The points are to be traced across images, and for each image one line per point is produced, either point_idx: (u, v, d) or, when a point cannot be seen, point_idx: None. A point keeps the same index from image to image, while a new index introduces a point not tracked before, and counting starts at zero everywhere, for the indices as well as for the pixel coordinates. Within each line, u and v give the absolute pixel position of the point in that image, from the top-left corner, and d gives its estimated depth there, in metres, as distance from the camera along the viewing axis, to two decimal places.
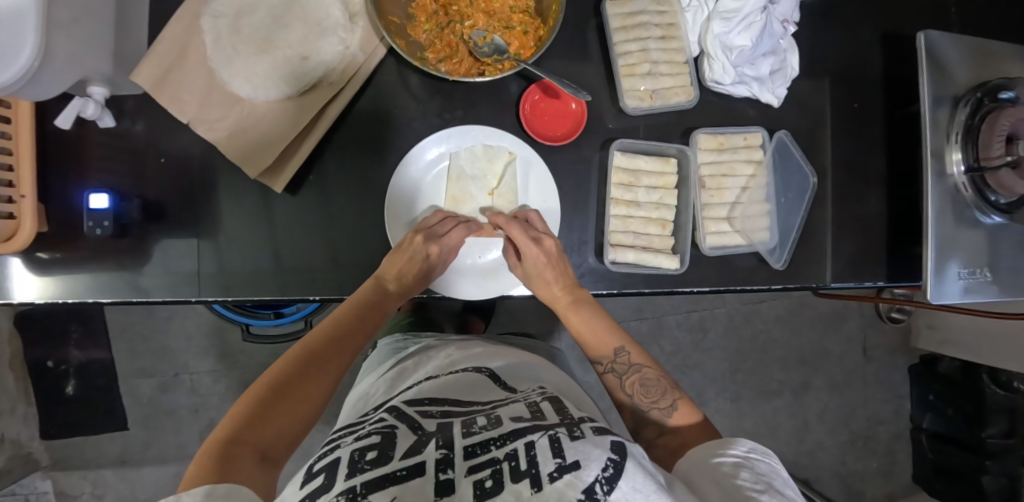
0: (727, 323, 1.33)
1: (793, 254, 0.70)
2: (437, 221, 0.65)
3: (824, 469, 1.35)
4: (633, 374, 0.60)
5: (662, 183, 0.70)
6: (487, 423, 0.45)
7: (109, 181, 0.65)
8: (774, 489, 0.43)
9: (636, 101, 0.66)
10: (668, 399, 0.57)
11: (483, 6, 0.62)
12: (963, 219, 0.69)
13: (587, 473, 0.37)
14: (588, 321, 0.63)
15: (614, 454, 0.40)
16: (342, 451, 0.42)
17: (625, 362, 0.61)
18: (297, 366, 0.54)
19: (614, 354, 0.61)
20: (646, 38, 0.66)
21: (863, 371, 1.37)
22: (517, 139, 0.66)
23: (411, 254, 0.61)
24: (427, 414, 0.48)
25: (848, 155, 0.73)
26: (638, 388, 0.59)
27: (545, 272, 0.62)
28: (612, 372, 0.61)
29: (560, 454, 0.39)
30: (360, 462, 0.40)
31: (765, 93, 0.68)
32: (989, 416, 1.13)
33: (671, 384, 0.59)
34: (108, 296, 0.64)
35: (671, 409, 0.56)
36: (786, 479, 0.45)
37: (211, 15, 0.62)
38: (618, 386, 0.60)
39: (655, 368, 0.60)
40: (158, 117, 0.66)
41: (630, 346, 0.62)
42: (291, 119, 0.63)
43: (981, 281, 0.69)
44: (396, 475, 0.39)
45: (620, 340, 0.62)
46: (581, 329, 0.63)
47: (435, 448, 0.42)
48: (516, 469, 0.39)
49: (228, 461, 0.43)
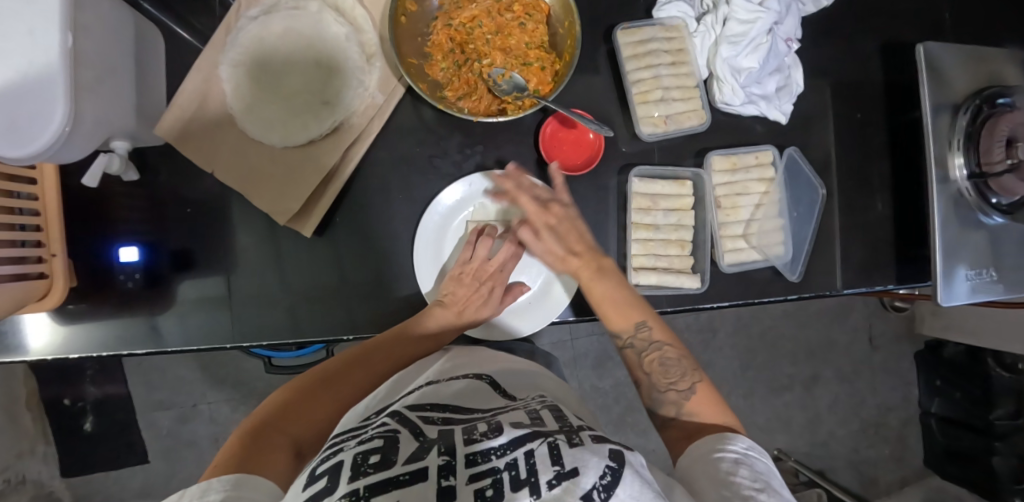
0: (735, 322, 1.36)
1: (807, 264, 0.72)
2: (485, 248, 0.66)
3: (837, 459, 1.38)
4: (652, 352, 0.58)
5: (679, 205, 0.70)
6: (487, 430, 0.46)
7: (136, 233, 0.66)
8: (772, 488, 0.43)
9: (651, 127, 0.67)
10: (686, 381, 0.56)
11: (499, 43, 0.63)
12: (967, 222, 0.72)
13: (585, 480, 0.38)
14: (609, 292, 0.61)
15: (612, 461, 0.41)
16: (345, 455, 0.42)
17: (645, 339, 0.59)
18: (338, 369, 0.57)
19: (634, 328, 0.59)
20: (656, 65, 0.67)
21: (869, 361, 1.40)
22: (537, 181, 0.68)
23: (466, 286, 0.64)
24: (429, 420, 0.47)
25: (853, 164, 0.76)
26: (657, 367, 0.57)
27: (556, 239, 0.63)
28: (631, 347, 0.60)
29: (559, 461, 0.40)
30: (363, 466, 0.40)
31: (772, 110, 0.70)
32: (996, 399, 1.17)
33: (692, 365, 0.57)
34: (141, 347, 0.65)
35: (690, 392, 0.55)
36: (782, 477, 0.46)
37: (229, 64, 0.63)
38: (637, 363, 0.59)
39: (677, 348, 0.58)
40: (181, 166, 0.67)
41: (653, 321, 0.60)
42: (312, 164, 0.64)
43: (988, 280, 0.72)
44: (397, 479, 0.38)
45: (643, 315, 0.60)
46: (602, 297, 0.61)
47: (437, 454, 0.42)
48: (515, 479, 0.39)
49: (253, 452, 0.44)
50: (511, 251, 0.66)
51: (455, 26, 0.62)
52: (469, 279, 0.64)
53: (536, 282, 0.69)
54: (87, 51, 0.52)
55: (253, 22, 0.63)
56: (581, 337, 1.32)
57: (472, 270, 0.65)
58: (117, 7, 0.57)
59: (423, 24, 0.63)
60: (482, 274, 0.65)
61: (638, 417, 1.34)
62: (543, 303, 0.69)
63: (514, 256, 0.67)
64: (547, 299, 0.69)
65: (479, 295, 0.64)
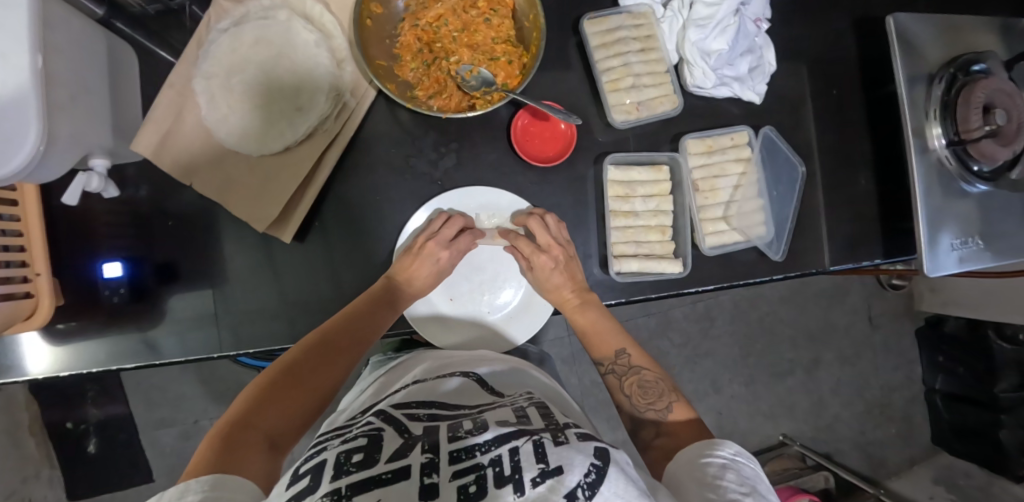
0: (732, 309, 1.35)
1: (791, 243, 0.72)
2: (452, 229, 0.65)
3: (844, 441, 1.36)
4: (632, 375, 0.61)
5: (657, 190, 0.70)
6: (472, 428, 0.46)
7: (120, 248, 0.66)
8: (758, 494, 0.43)
9: (624, 115, 0.67)
10: (664, 401, 0.58)
11: (466, 40, 0.63)
12: (951, 191, 0.72)
13: (569, 478, 0.38)
14: (596, 320, 0.65)
15: (597, 459, 0.41)
16: (328, 454, 0.43)
17: (625, 364, 0.63)
18: (311, 352, 0.57)
19: (615, 356, 0.63)
20: (626, 52, 0.68)
21: (871, 342, 1.39)
22: (514, 196, 0.67)
23: (426, 259, 0.63)
24: (414, 417, 0.48)
25: (833, 141, 0.75)
26: (636, 389, 0.60)
27: (553, 275, 0.65)
28: (612, 373, 0.63)
29: (543, 459, 0.40)
30: (346, 465, 0.40)
31: (745, 92, 0.70)
32: (1000, 371, 1.15)
33: (670, 387, 0.60)
34: (131, 362, 0.65)
35: (667, 412, 0.57)
36: (768, 481, 0.46)
37: (202, 76, 0.64)
38: (617, 387, 0.61)
39: (656, 372, 0.61)
40: (161, 180, 0.67)
41: (632, 349, 0.64)
42: (288, 171, 0.64)
43: (975, 249, 0.72)
44: (380, 478, 0.38)
45: (622, 343, 0.64)
46: (587, 328, 0.65)
47: (420, 452, 0.42)
48: (499, 475, 0.39)
49: (232, 450, 0.45)
50: (468, 239, 0.66)
51: (422, 27, 0.63)
52: (427, 250, 0.63)
53: (519, 290, 0.68)
54: (59, 70, 0.53)
55: (224, 34, 0.64)
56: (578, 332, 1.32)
57: (428, 244, 0.64)
58: (88, 26, 0.57)
59: (390, 26, 0.63)
60: (439, 247, 0.64)
61: None
62: (524, 318, 0.68)
63: (467, 236, 0.65)
64: (531, 307, 0.68)
65: (430, 265, 0.64)
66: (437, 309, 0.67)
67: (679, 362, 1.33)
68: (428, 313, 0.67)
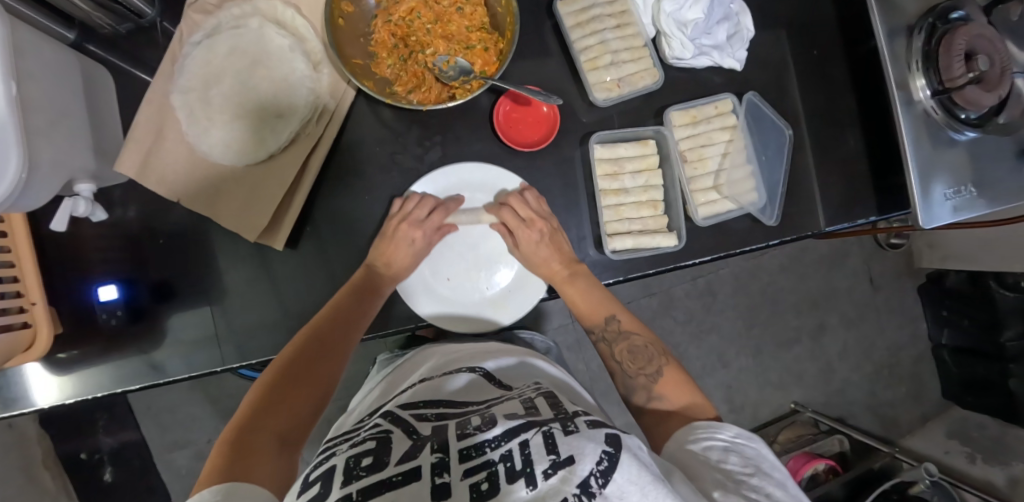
0: (733, 282, 1.35)
1: (784, 207, 0.72)
2: (425, 208, 0.64)
3: (855, 404, 1.37)
4: (621, 342, 0.63)
5: (645, 165, 0.70)
6: (481, 423, 0.46)
7: (114, 271, 0.66)
8: (762, 471, 0.47)
9: (605, 92, 0.67)
10: (654, 365, 0.60)
11: (440, 31, 0.63)
12: (939, 141, 0.72)
13: (581, 467, 0.38)
14: (585, 290, 0.65)
15: (609, 447, 0.41)
16: (337, 459, 0.43)
17: (615, 330, 0.64)
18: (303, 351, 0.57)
19: (604, 323, 0.65)
20: (602, 30, 0.67)
21: (874, 303, 1.39)
22: (501, 171, 0.66)
23: (404, 241, 0.62)
24: (422, 417, 0.48)
25: (817, 102, 0.75)
26: (626, 355, 0.62)
27: (539, 248, 0.64)
28: (603, 341, 0.65)
29: (555, 450, 0.40)
30: (355, 469, 0.40)
31: (726, 59, 0.69)
32: (1004, 321, 1.15)
33: (659, 352, 0.62)
34: (135, 383, 0.65)
35: (657, 376, 0.60)
36: (766, 454, 0.50)
37: (179, 91, 0.63)
38: (608, 355, 0.64)
39: (644, 336, 0.63)
40: (149, 199, 0.67)
41: (621, 315, 0.65)
42: (274, 179, 0.64)
43: (968, 197, 0.72)
44: (390, 481, 0.38)
45: (613, 310, 0.65)
46: (576, 298, 0.65)
47: (430, 452, 0.42)
48: (511, 470, 0.39)
49: (240, 456, 0.45)
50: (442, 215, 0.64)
51: (395, 21, 0.62)
52: (403, 232, 0.62)
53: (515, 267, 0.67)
54: (34, 96, 0.53)
55: (198, 47, 0.64)
56: None
57: (405, 225, 0.63)
58: (59, 50, 0.57)
59: (363, 24, 0.62)
60: (415, 228, 0.63)
61: None
62: (522, 291, 0.67)
63: (440, 210, 0.65)
64: (528, 282, 0.67)
65: (407, 247, 0.63)
66: (434, 290, 0.66)
67: (685, 339, 1.33)
68: (425, 291, 0.65)
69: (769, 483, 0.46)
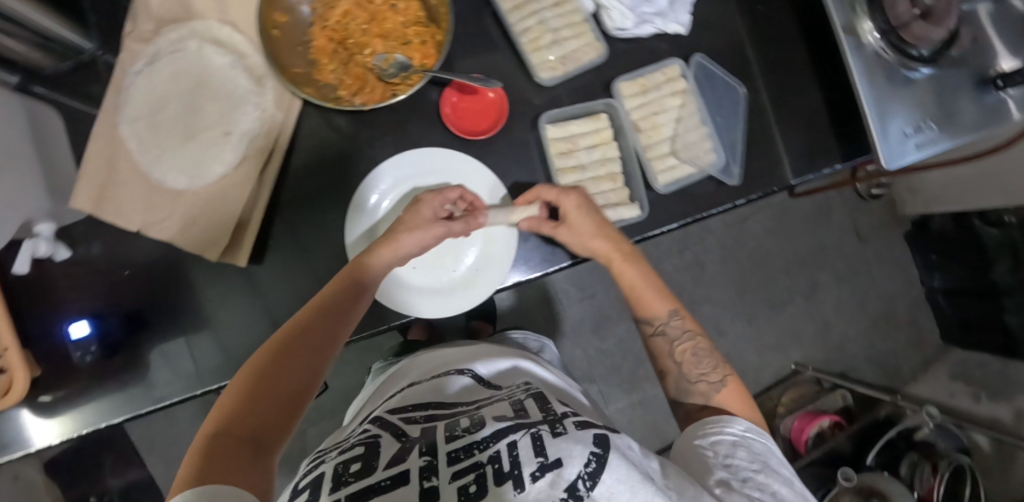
0: (720, 251, 1.34)
1: (746, 166, 0.71)
2: (437, 196, 0.61)
3: (856, 358, 1.36)
4: (685, 342, 0.61)
5: (599, 140, 0.69)
6: (469, 425, 0.45)
7: (86, 308, 0.66)
8: (769, 468, 0.48)
9: (549, 71, 0.67)
10: (718, 374, 0.59)
11: (376, 31, 0.63)
12: (895, 80, 0.71)
13: (568, 471, 0.39)
14: (639, 278, 0.64)
15: (596, 448, 0.41)
16: (326, 466, 0.43)
17: (677, 328, 0.62)
18: (291, 336, 0.52)
19: (666, 317, 0.62)
20: (539, 10, 0.67)
21: (863, 256, 1.38)
22: (450, 150, 0.66)
23: (417, 230, 0.59)
24: (411, 420, 0.48)
25: (767, 57, 0.75)
26: (687, 357, 0.60)
27: (587, 226, 0.62)
28: (660, 335, 0.62)
29: (542, 452, 0.40)
30: (344, 475, 0.40)
31: (669, 25, 0.69)
32: (991, 257, 1.13)
33: (721, 359, 0.61)
34: (119, 416, 0.64)
35: (720, 385, 0.58)
36: (777, 453, 0.51)
37: (126, 121, 0.63)
38: (666, 351, 0.61)
39: (707, 340, 0.61)
40: (111, 232, 0.67)
41: (685, 314, 0.63)
42: (230, 197, 0.64)
43: (930, 134, 0.71)
44: (378, 485, 0.39)
45: (675, 304, 0.63)
46: (633, 284, 0.64)
47: (418, 455, 0.41)
48: (499, 472, 0.39)
49: (219, 455, 0.41)
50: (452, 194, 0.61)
51: (331, 27, 0.63)
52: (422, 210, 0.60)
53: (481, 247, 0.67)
54: None
55: (140, 75, 0.64)
56: (571, 304, 1.32)
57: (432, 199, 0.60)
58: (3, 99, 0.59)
59: (299, 33, 0.62)
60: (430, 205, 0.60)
61: (649, 368, 1.34)
62: (489, 267, 0.66)
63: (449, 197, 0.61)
64: (495, 258, 0.66)
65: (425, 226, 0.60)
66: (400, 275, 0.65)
67: None
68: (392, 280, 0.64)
69: (776, 478, 0.47)
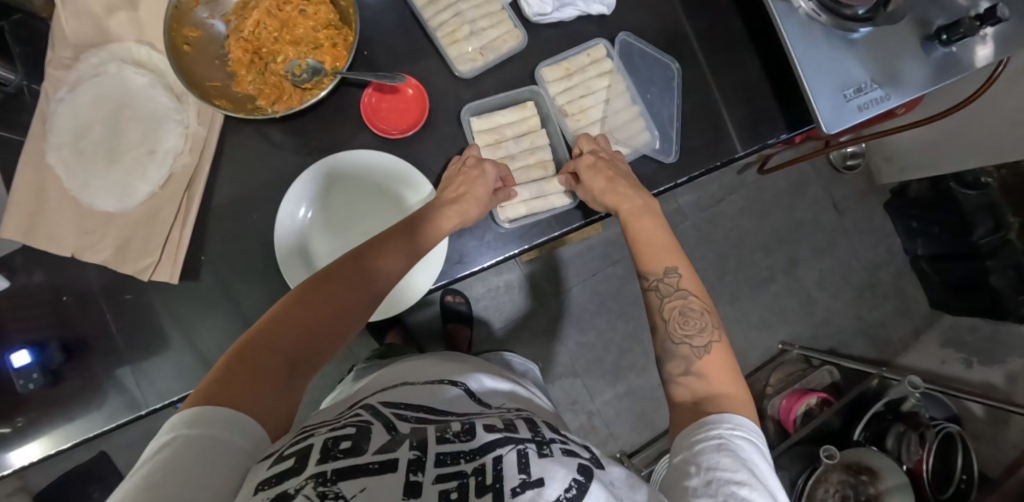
0: (696, 235, 1.31)
1: (683, 143, 0.70)
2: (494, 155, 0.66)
3: (844, 332, 1.33)
4: (676, 299, 0.53)
5: (527, 128, 0.70)
6: (461, 430, 0.39)
7: (29, 337, 0.65)
8: (757, 479, 0.38)
9: (469, 63, 0.67)
10: (704, 338, 0.51)
11: (288, 37, 0.64)
12: (831, 44, 0.68)
13: (548, 492, 0.34)
14: (651, 234, 0.58)
15: (580, 475, 0.37)
16: (316, 437, 0.36)
17: (672, 284, 0.54)
18: (299, 308, 0.47)
19: (663, 273, 0.55)
20: (454, 3, 0.67)
21: (843, 227, 1.35)
22: (383, 151, 0.64)
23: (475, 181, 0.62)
24: (402, 417, 0.41)
25: (702, 28, 0.72)
26: (675, 315, 0.52)
27: (603, 179, 0.62)
28: (655, 291, 0.54)
29: (525, 470, 0.35)
30: (334, 451, 0.34)
31: (591, 6, 0.68)
32: (972, 219, 1.10)
33: (715, 323, 0.52)
34: (67, 441, 0.64)
35: (706, 349, 0.50)
36: (770, 464, 0.41)
37: (52, 149, 0.63)
38: (656, 309, 0.54)
39: (703, 301, 0.53)
40: (47, 260, 0.66)
41: (684, 270, 0.55)
42: (157, 217, 0.64)
43: (873, 96, 0.68)
44: (366, 467, 0.33)
45: (677, 262, 0.55)
46: (642, 236, 0.58)
47: (409, 447, 0.36)
48: (481, 484, 0.34)
49: (211, 434, 0.35)
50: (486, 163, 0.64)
51: (245, 37, 0.62)
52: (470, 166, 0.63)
53: None
54: None
55: (63, 103, 0.64)
56: (548, 300, 1.30)
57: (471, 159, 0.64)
58: None
59: (216, 46, 0.62)
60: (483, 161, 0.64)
61: (632, 359, 1.32)
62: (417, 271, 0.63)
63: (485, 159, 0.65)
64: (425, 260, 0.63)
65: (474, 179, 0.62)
66: None
67: None
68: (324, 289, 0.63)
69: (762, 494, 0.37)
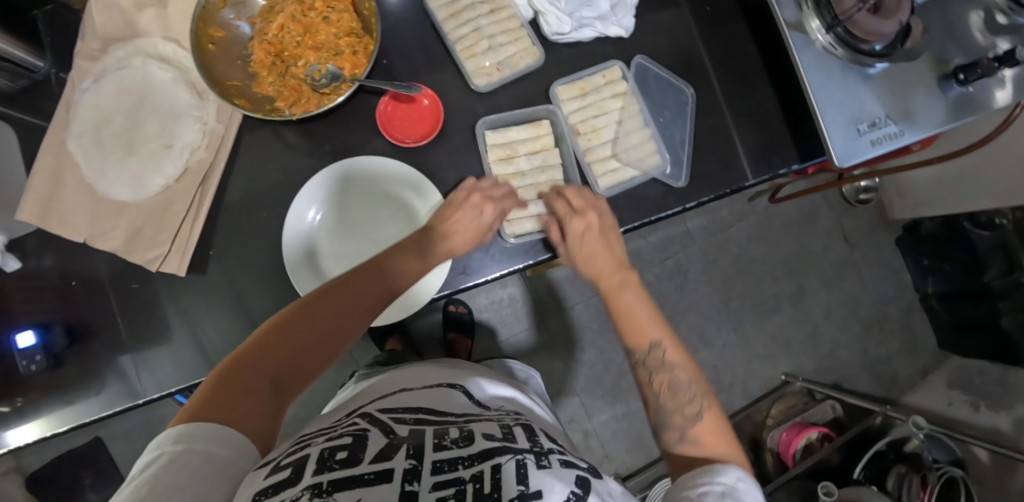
0: (703, 259, 1.31)
1: (692, 167, 0.70)
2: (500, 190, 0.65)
3: (849, 367, 1.31)
4: (664, 373, 0.54)
5: (539, 146, 0.70)
6: (460, 436, 0.39)
7: (35, 319, 0.66)
8: None
9: (485, 77, 0.68)
10: (694, 406, 0.51)
11: (309, 42, 0.65)
12: (849, 77, 0.68)
13: None
14: (631, 302, 0.62)
15: (578, 487, 0.36)
16: (312, 448, 0.36)
17: (660, 358, 0.55)
18: (287, 329, 0.48)
19: (649, 347, 0.56)
20: (474, 18, 0.68)
21: (853, 260, 1.34)
22: (383, 156, 0.65)
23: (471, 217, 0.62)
24: (401, 420, 0.41)
25: (717, 56, 0.73)
26: (665, 389, 0.53)
27: (594, 246, 0.64)
28: (644, 365, 0.56)
29: (524, 480, 0.35)
30: (330, 461, 0.34)
31: (609, 28, 0.69)
32: (984, 260, 1.09)
33: (704, 390, 0.53)
34: (63, 425, 0.64)
35: (695, 417, 0.50)
36: None
37: (73, 136, 0.65)
38: (647, 383, 0.55)
39: (690, 372, 0.54)
40: (59, 244, 0.67)
41: (669, 344, 0.56)
42: (169, 210, 0.65)
43: (889, 130, 0.68)
44: (362, 477, 0.33)
45: (659, 336, 0.57)
46: (626, 309, 0.61)
47: (405, 455, 0.35)
48: (478, 493, 0.34)
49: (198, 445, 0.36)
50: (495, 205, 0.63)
51: (269, 39, 0.64)
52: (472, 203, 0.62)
53: None
54: None
55: (87, 92, 0.65)
56: (551, 315, 1.29)
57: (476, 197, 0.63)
58: None
59: (238, 47, 0.63)
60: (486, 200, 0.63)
61: (632, 380, 1.31)
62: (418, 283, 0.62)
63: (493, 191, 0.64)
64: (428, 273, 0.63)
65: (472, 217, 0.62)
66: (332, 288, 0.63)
67: None
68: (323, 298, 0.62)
69: None
